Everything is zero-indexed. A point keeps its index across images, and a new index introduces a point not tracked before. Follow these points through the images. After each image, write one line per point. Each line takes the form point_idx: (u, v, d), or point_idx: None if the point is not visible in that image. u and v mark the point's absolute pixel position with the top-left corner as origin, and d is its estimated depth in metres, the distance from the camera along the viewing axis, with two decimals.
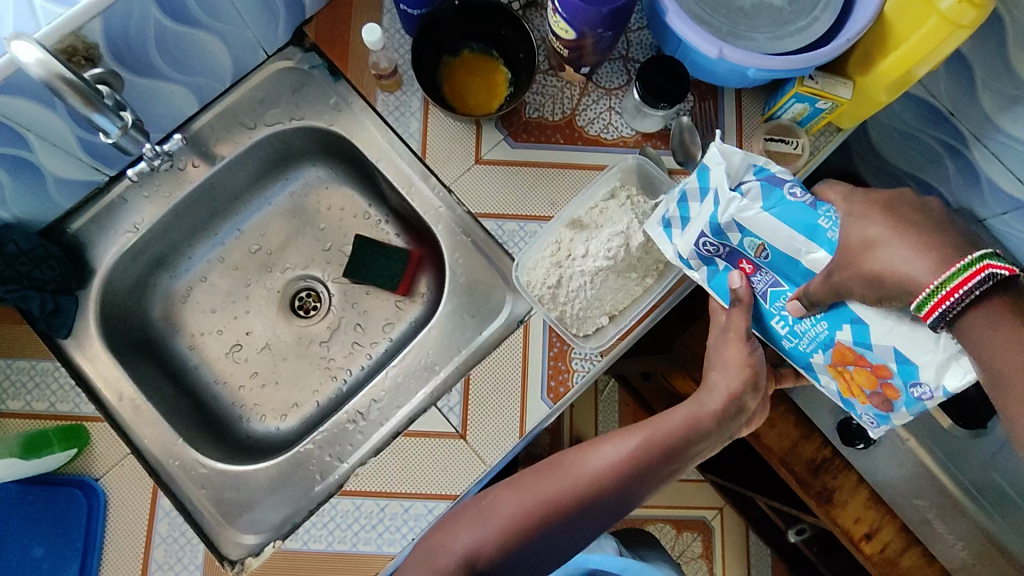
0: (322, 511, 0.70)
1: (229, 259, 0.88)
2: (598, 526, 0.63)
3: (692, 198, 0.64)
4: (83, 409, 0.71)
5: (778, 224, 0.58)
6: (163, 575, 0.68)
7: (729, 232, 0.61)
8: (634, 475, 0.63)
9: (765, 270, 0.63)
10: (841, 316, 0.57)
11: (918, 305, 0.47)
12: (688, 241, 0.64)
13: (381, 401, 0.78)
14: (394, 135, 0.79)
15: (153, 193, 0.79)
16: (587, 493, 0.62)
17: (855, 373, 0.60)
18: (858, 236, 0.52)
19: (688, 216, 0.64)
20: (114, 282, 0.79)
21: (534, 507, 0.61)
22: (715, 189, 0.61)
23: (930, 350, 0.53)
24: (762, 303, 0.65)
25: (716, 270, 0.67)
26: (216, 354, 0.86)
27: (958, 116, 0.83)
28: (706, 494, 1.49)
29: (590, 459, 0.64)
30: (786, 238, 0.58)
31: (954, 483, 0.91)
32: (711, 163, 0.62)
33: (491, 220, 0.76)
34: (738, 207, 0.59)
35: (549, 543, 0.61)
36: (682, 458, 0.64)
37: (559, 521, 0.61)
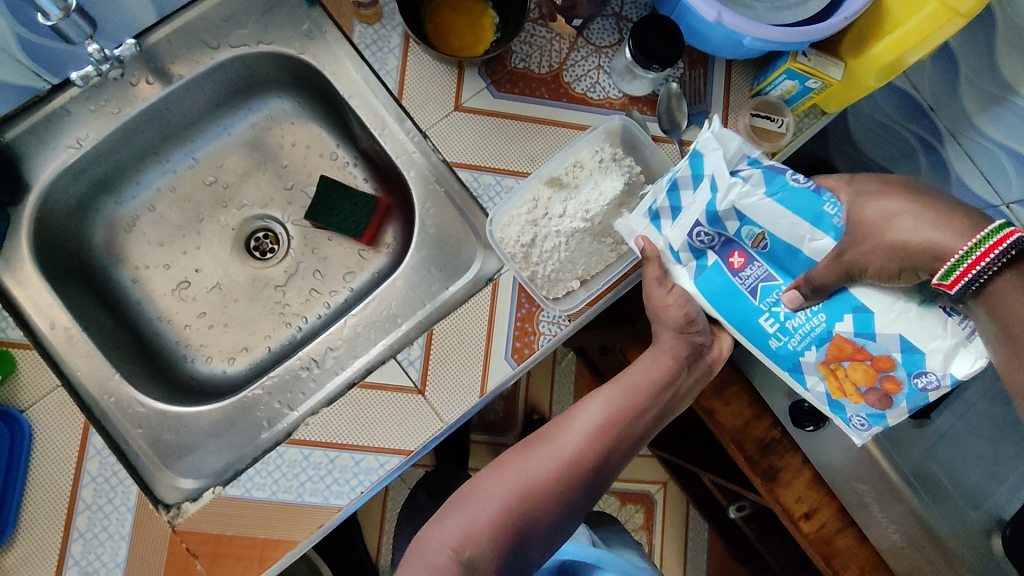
0: (268, 458, 0.67)
1: (180, 189, 0.83)
2: (590, 494, 0.67)
3: (683, 186, 0.65)
4: (12, 334, 0.66)
5: (781, 210, 0.60)
6: (91, 516, 0.64)
7: (727, 221, 0.63)
8: (613, 428, 0.68)
9: (757, 263, 0.64)
10: (842, 306, 0.58)
11: (946, 273, 0.48)
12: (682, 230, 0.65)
13: (338, 349, 0.74)
14: (369, 71, 0.74)
15: (100, 108, 0.72)
16: (578, 462, 0.66)
17: (850, 369, 0.60)
18: (874, 211, 0.54)
19: (678, 206, 0.66)
20: (52, 202, 0.72)
21: (528, 483, 0.64)
22: (710, 175, 0.62)
23: (939, 335, 0.55)
24: (749, 301, 0.64)
25: (704, 266, 0.67)
26: (163, 290, 0.81)
27: (937, 111, 0.84)
28: (651, 469, 1.53)
29: (571, 429, 0.68)
30: (789, 225, 0.60)
31: (896, 471, 0.96)
32: (705, 146, 0.62)
33: (467, 171, 0.73)
34: (739, 192, 0.61)
35: (549, 523, 0.64)
36: (659, 398, 0.70)
37: (557, 495, 0.65)
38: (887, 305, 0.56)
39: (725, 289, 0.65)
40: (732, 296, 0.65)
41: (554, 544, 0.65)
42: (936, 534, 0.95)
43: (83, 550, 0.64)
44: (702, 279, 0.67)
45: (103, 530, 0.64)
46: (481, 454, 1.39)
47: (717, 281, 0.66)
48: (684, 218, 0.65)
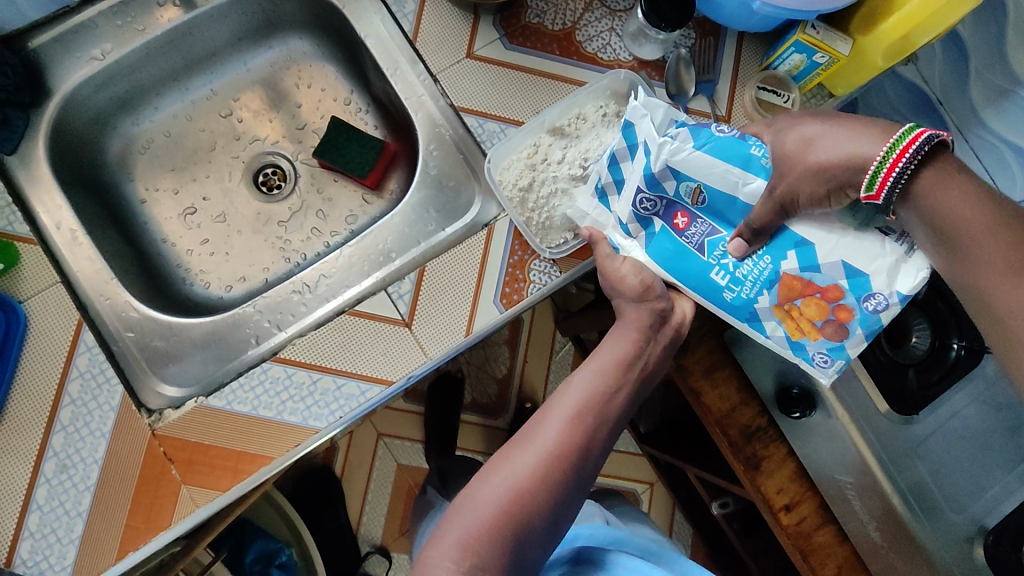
0: (253, 374, 0.69)
1: (196, 118, 0.85)
2: (580, 487, 0.61)
3: (621, 159, 0.67)
4: (17, 229, 0.68)
5: (710, 161, 0.63)
6: (75, 410, 0.66)
7: (665, 182, 0.65)
8: (591, 415, 0.62)
9: (700, 220, 0.66)
10: (786, 243, 0.62)
11: (869, 184, 0.55)
12: (626, 202, 0.67)
13: (331, 278, 0.75)
14: (387, 13, 0.77)
15: (126, 24, 0.74)
16: (562, 456, 0.60)
17: (804, 306, 0.63)
18: (795, 139, 0.59)
19: (621, 179, 0.67)
20: (72, 111, 0.74)
21: (517, 485, 0.58)
22: (644, 142, 0.64)
23: (880, 255, 0.60)
24: (699, 258, 0.66)
25: (652, 233, 0.68)
26: (169, 214, 0.83)
27: (946, 106, 0.83)
28: (639, 468, 1.53)
29: (551, 419, 0.62)
30: (722, 173, 0.63)
31: (891, 485, 0.93)
32: (633, 116, 0.65)
33: (473, 116, 0.75)
34: (671, 149, 0.63)
35: (546, 526, 0.59)
36: (632, 379, 0.65)
37: (547, 495, 0.59)
38: (826, 236, 0.61)
39: (675, 253, 0.67)
40: (684, 261, 0.66)
41: (553, 545, 0.60)
42: (917, 538, 0.92)
43: (63, 443, 0.65)
44: (654, 252, 0.67)
45: (84, 425, 0.66)
46: (469, 432, 1.39)
47: (670, 252, 0.67)
48: (626, 192, 0.67)
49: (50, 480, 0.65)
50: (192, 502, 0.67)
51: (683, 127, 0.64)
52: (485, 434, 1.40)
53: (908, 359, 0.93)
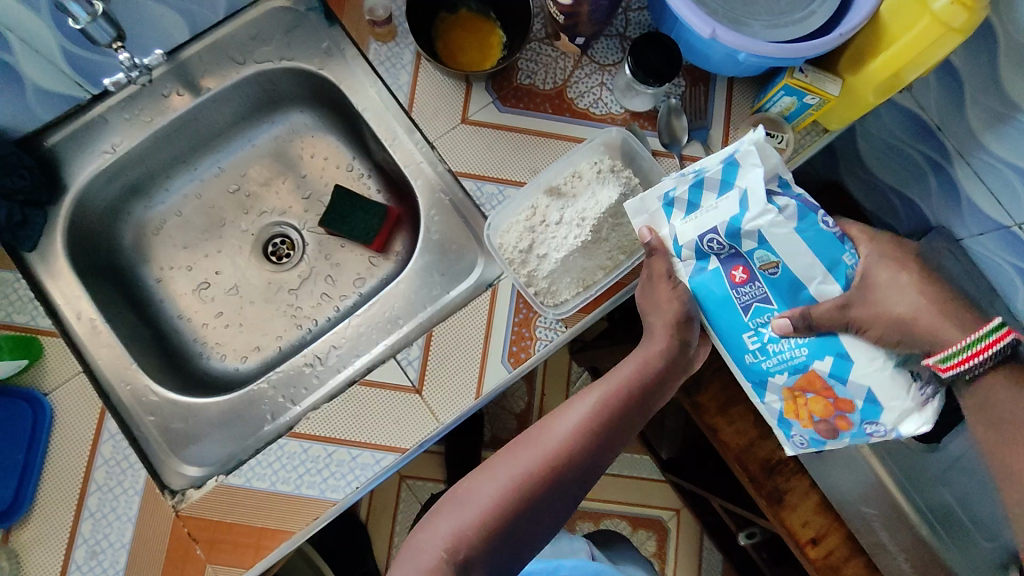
0: (269, 450, 0.70)
1: (205, 196, 0.88)
2: (578, 491, 0.62)
3: (708, 187, 0.66)
4: (40, 322, 0.70)
5: (804, 248, 0.62)
6: (101, 496, 0.68)
7: (746, 239, 0.63)
8: (600, 430, 0.64)
9: (758, 283, 0.65)
10: (827, 347, 0.63)
11: (944, 358, 0.59)
12: (697, 224, 0.65)
13: (341, 347, 0.77)
14: (383, 86, 0.79)
15: (134, 117, 0.77)
16: (565, 461, 0.62)
17: (811, 401, 0.65)
18: (881, 278, 0.64)
19: (698, 204, 0.66)
20: (88, 203, 0.78)
21: (518, 479, 0.60)
22: (742, 188, 0.64)
23: (902, 397, 0.61)
24: (741, 317, 0.66)
25: (702, 268, 0.67)
26: (184, 290, 0.85)
27: (944, 131, 0.85)
28: (665, 495, 1.52)
29: (560, 424, 0.65)
30: (808, 264, 0.63)
31: (909, 502, 0.94)
32: (742, 153, 0.64)
33: (471, 180, 0.77)
34: (772, 220, 0.62)
35: (539, 524, 0.60)
36: (649, 401, 0.67)
37: (544, 495, 0.60)
38: (868, 357, 0.62)
39: (721, 300, 0.66)
40: (727, 309, 0.66)
41: (541, 545, 0.61)
42: (946, 560, 0.92)
43: (92, 529, 0.68)
44: (698, 280, 0.67)
45: (111, 510, 0.68)
46: None
47: (718, 293, 0.66)
48: (701, 214, 0.65)
49: (81, 567, 0.67)
50: None
51: (792, 201, 0.63)
52: None
53: None
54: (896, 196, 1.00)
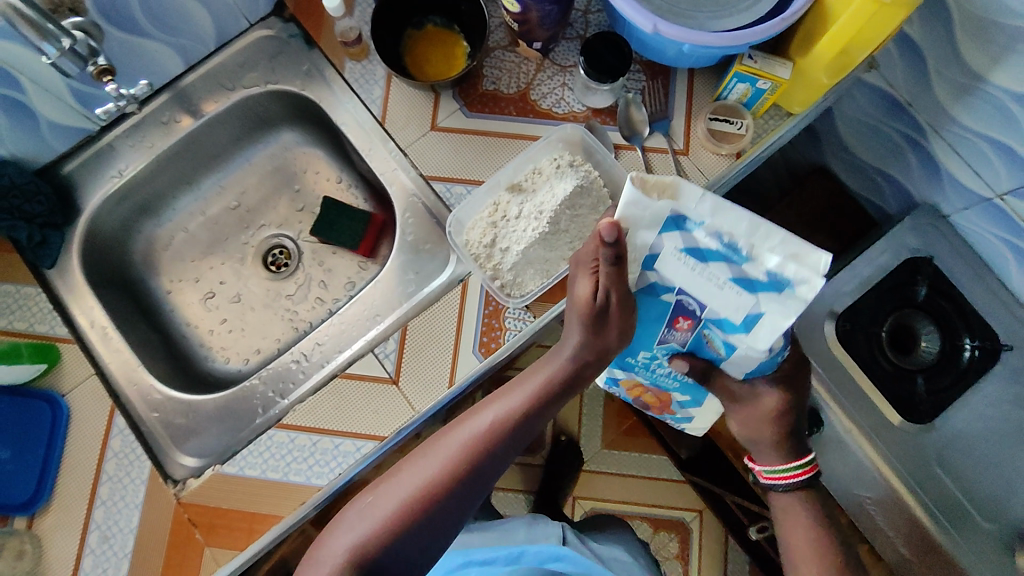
0: (260, 440, 0.75)
1: (209, 213, 0.95)
2: (479, 493, 0.64)
3: (733, 272, 0.52)
4: (57, 331, 0.78)
5: (752, 359, 0.60)
6: (112, 486, 0.75)
7: (712, 319, 0.58)
8: (507, 434, 0.65)
9: (686, 333, 0.63)
10: (692, 391, 0.75)
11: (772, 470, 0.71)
12: (687, 272, 0.54)
13: (325, 344, 0.81)
14: (358, 101, 0.85)
15: (139, 143, 0.86)
16: (468, 467, 0.63)
17: (651, 395, 0.82)
18: (765, 403, 0.67)
19: (708, 263, 0.52)
20: (100, 224, 0.86)
21: (418, 488, 0.62)
22: (756, 314, 0.54)
23: (704, 422, 0.86)
24: (651, 337, 0.66)
25: (653, 290, 0.59)
26: (192, 300, 0.93)
27: (915, 107, 0.85)
28: (688, 495, 1.48)
29: (463, 429, 0.66)
30: (740, 364, 0.62)
31: (919, 504, 0.87)
32: (800, 285, 0.49)
33: (441, 183, 0.82)
34: (749, 347, 0.57)
35: (440, 528, 0.62)
36: (557, 402, 0.67)
37: (444, 501, 0.62)
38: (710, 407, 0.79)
39: (649, 319, 0.63)
40: (647, 327, 0.65)
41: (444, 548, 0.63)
42: (951, 555, 0.85)
43: (104, 516, 0.75)
44: (643, 286, 0.59)
45: (121, 498, 0.75)
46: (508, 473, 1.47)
47: (651, 319, 0.63)
48: (700, 268, 0.53)
49: (94, 550, 0.74)
50: (214, 562, 0.74)
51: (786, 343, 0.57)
52: (523, 473, 1.48)
53: (917, 365, 0.90)
54: (882, 176, 0.99)
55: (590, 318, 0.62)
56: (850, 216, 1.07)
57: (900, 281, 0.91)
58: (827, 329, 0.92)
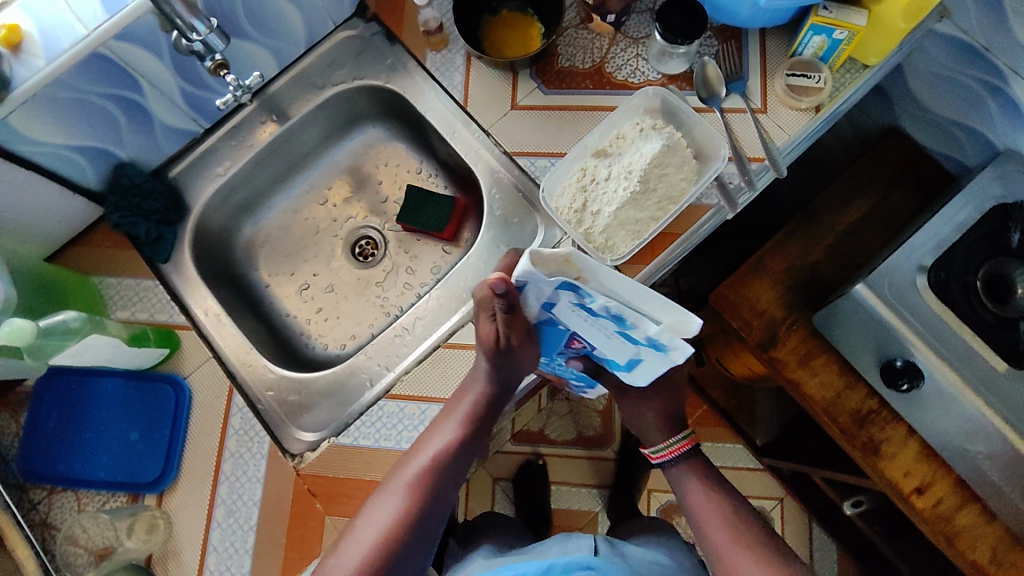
0: (371, 411, 0.78)
1: (299, 209, 1.00)
2: (431, 518, 0.73)
3: (616, 326, 0.57)
4: (176, 318, 0.83)
5: (643, 370, 0.68)
6: (235, 462, 0.79)
7: (600, 346, 0.65)
8: (448, 459, 0.73)
9: (582, 348, 0.70)
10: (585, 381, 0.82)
11: (655, 450, 0.84)
12: (581, 318, 0.60)
13: (425, 318, 0.85)
14: (440, 88, 0.89)
15: (238, 144, 0.91)
16: (416, 500, 0.71)
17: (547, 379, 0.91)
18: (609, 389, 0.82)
19: (596, 316, 0.57)
20: (206, 222, 0.91)
21: (384, 528, 0.70)
22: (637, 351, 0.62)
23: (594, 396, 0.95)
24: (548, 349, 0.72)
25: (551, 324, 0.66)
26: (289, 292, 0.97)
27: (993, 51, 0.85)
28: (766, 484, 1.46)
29: (407, 468, 0.73)
30: (629, 372, 0.70)
31: None
32: (674, 348, 0.57)
33: (525, 158, 0.84)
34: (639, 364, 0.66)
35: (413, 547, 0.72)
36: (483, 423, 0.75)
37: (406, 532, 0.71)
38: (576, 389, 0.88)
39: (552, 339, 0.70)
40: (552, 342, 0.70)
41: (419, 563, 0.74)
42: None
43: (229, 491, 0.78)
44: (544, 318, 0.65)
45: (243, 473, 0.78)
46: (579, 469, 1.48)
47: (553, 342, 0.70)
48: (592, 320, 0.58)
49: (222, 523, 0.77)
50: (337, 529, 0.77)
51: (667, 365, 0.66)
52: (594, 468, 1.48)
53: (1017, 313, 0.85)
54: (960, 129, 0.99)
55: (494, 353, 0.71)
56: (925, 172, 1.05)
57: (992, 229, 0.87)
58: (919, 282, 0.87)
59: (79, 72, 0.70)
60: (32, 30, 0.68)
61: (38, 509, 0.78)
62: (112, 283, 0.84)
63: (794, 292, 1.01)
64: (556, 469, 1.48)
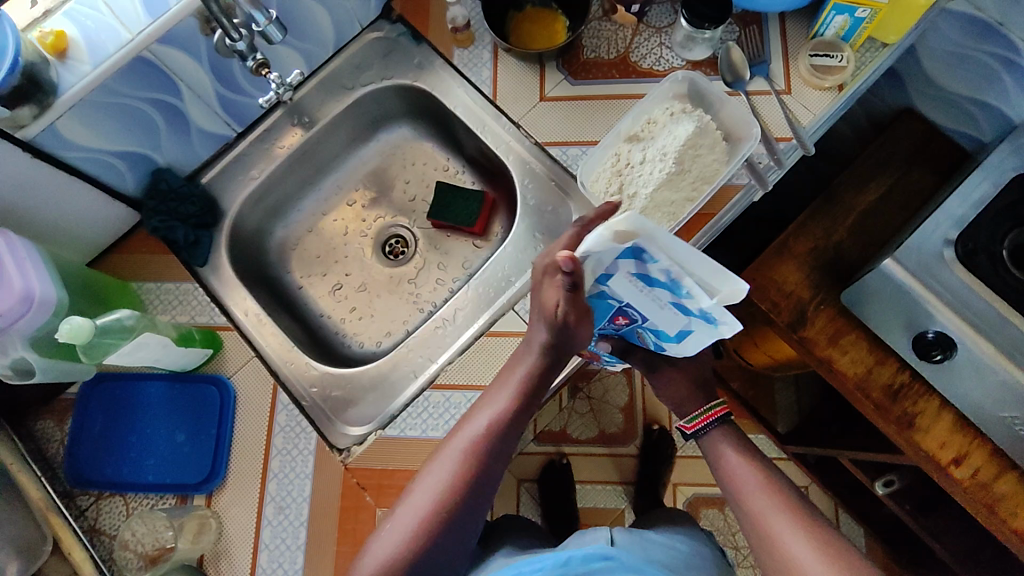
0: (418, 401, 0.79)
1: (328, 210, 1.01)
2: (480, 499, 0.70)
3: (669, 297, 0.60)
4: (217, 320, 0.84)
5: (684, 344, 0.70)
6: (283, 459, 0.79)
7: (648, 319, 0.67)
8: (502, 430, 0.70)
9: (628, 321, 0.71)
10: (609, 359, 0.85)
11: (689, 420, 0.82)
12: (636, 289, 0.62)
13: (465, 309, 0.85)
14: (468, 84, 0.90)
15: (269, 148, 0.93)
16: (470, 471, 0.69)
17: None
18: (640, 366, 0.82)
19: (653, 287, 0.60)
20: (240, 225, 0.92)
21: (431, 504, 0.68)
22: (686, 324, 0.64)
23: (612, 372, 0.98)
24: (595, 322, 0.73)
25: (602, 296, 0.67)
26: (322, 292, 0.98)
27: (1007, 26, 0.88)
28: (790, 473, 1.47)
29: (455, 442, 0.70)
30: (675, 346, 0.72)
31: None
32: (724, 321, 0.59)
33: (556, 147, 0.86)
34: (678, 338, 0.68)
35: (465, 521, 0.69)
36: (535, 397, 0.73)
37: (457, 504, 0.69)
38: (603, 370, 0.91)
39: (602, 310, 0.70)
40: (595, 314, 0.71)
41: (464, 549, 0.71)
42: None
43: (278, 488, 0.78)
44: (596, 292, 0.67)
45: (292, 469, 0.78)
46: (604, 466, 1.47)
47: (599, 314, 0.71)
48: (647, 290, 0.61)
49: (273, 521, 0.77)
50: None
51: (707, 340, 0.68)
52: (619, 465, 1.47)
53: None
54: (974, 105, 1.01)
55: (551, 323, 0.68)
56: (940, 150, 1.07)
57: (1017, 198, 0.87)
58: (947, 254, 0.86)
59: (124, 78, 0.71)
60: (77, 37, 0.70)
61: (87, 515, 0.78)
62: (152, 288, 0.85)
63: (819, 272, 1.02)
64: (582, 467, 1.47)
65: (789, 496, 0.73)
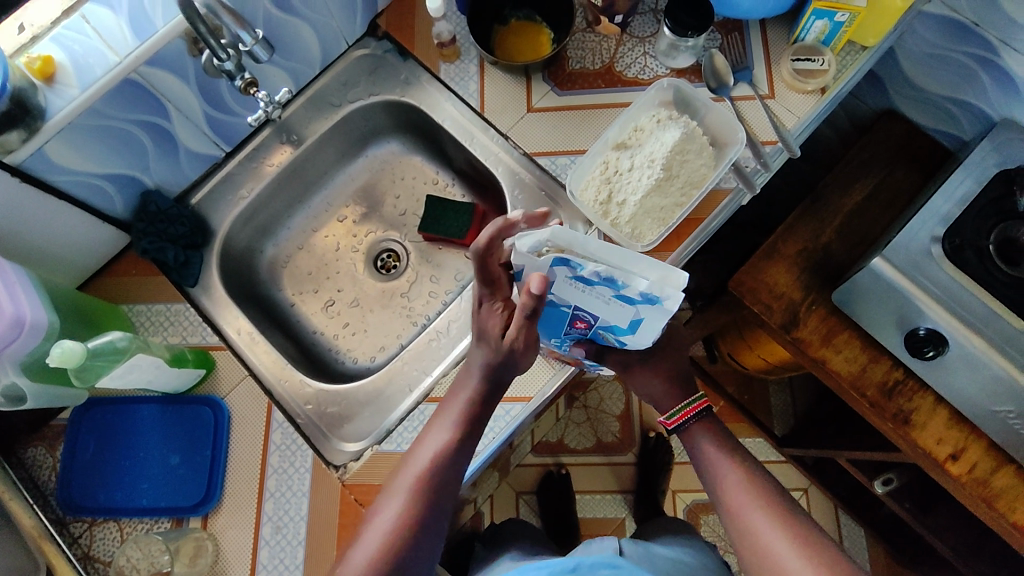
0: (413, 415, 0.78)
1: (319, 227, 1.01)
2: (438, 517, 0.67)
3: (605, 289, 0.60)
4: (210, 340, 0.83)
5: (642, 340, 0.69)
6: (279, 478, 0.78)
7: (599, 319, 0.66)
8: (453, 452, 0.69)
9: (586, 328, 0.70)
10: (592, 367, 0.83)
11: (670, 413, 0.78)
12: (579, 292, 0.62)
13: (459, 320, 0.86)
14: (455, 97, 0.91)
15: (257, 167, 0.93)
16: (425, 496, 0.67)
17: None
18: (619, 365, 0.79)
19: (589, 283, 0.60)
20: (230, 245, 0.92)
21: (389, 531, 0.65)
22: (633, 316, 0.63)
23: None
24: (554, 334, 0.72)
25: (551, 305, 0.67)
26: (314, 309, 0.98)
27: (983, 25, 0.89)
28: (789, 477, 1.46)
29: (408, 467, 0.69)
30: (638, 343, 0.71)
31: None
32: (665, 302, 0.58)
33: (545, 157, 0.87)
34: (632, 335, 0.68)
35: (425, 551, 0.66)
36: (481, 416, 0.72)
37: (416, 532, 0.65)
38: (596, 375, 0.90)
39: (553, 322, 0.69)
40: (552, 326, 0.70)
41: (429, 573, 0.67)
42: None
43: (274, 507, 0.77)
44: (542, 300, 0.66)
45: (288, 488, 0.77)
46: (604, 476, 1.46)
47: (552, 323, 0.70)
48: (588, 290, 0.61)
49: (269, 541, 0.76)
50: None
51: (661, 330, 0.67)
52: (618, 474, 1.46)
53: None
54: (954, 105, 1.02)
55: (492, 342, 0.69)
56: (923, 150, 1.08)
57: (997, 194, 0.88)
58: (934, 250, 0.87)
59: (110, 100, 0.71)
60: (65, 61, 0.69)
61: (81, 543, 0.77)
62: (143, 310, 0.84)
63: (810, 273, 1.03)
64: (581, 477, 1.46)
65: (787, 497, 0.73)
